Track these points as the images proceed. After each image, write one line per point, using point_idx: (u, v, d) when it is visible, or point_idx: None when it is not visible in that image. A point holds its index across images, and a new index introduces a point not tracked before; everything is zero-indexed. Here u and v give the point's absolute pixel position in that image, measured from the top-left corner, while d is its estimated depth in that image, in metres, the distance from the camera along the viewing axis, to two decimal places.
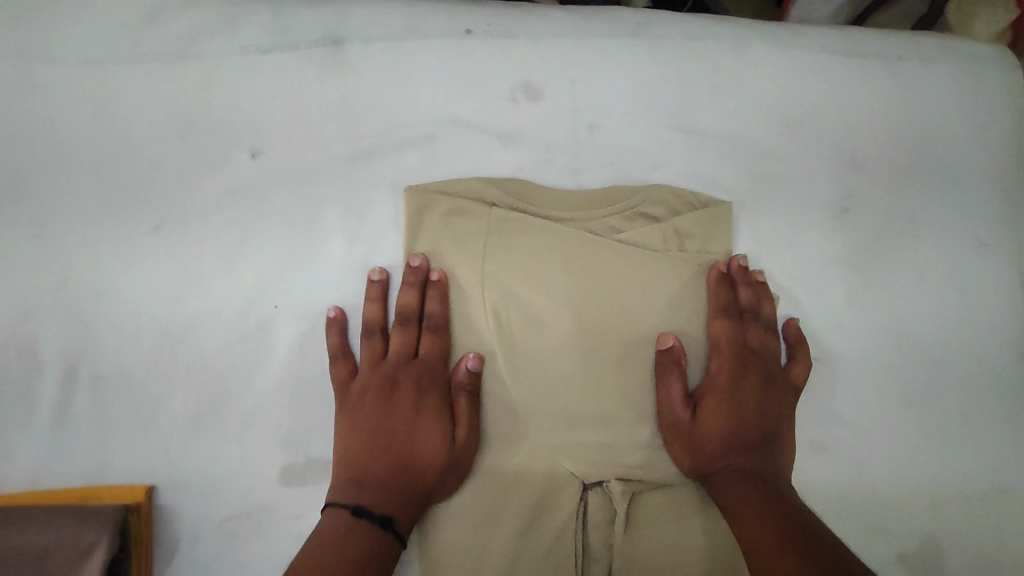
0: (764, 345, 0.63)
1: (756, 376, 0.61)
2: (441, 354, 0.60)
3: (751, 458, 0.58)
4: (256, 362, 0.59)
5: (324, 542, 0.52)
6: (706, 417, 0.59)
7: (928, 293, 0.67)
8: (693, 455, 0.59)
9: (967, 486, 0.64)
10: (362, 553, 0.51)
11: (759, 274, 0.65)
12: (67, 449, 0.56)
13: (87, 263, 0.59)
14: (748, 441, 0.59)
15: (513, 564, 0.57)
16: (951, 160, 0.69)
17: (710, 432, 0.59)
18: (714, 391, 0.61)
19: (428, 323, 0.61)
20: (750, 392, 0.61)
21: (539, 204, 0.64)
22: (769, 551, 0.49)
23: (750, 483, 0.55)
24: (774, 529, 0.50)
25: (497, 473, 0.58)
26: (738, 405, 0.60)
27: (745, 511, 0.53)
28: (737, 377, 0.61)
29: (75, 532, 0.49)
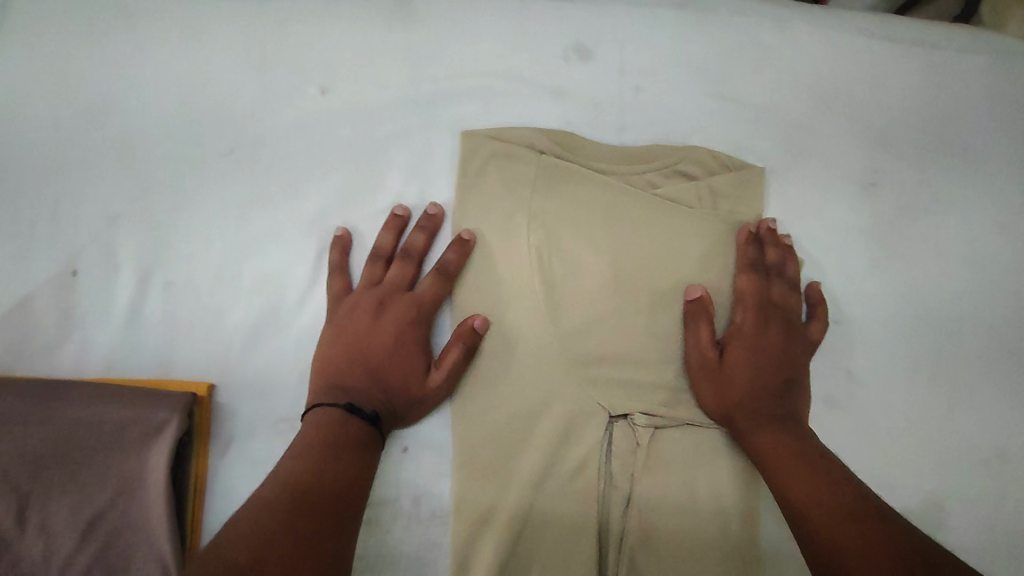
0: (786, 300, 0.67)
1: (779, 327, 0.65)
2: (435, 294, 0.63)
3: (774, 402, 0.61)
4: (315, 277, 0.63)
5: (313, 431, 0.54)
6: (732, 360, 0.63)
7: (945, 268, 0.70)
8: (718, 395, 0.62)
9: (970, 450, 0.67)
10: (348, 446, 0.54)
11: (786, 238, 0.68)
12: (138, 345, 0.61)
13: (166, 178, 0.64)
14: (770, 384, 0.62)
15: (540, 484, 0.61)
16: (975, 146, 0.72)
17: (737, 376, 0.62)
18: (740, 338, 0.64)
19: (436, 267, 0.63)
20: (774, 342, 0.64)
21: (585, 155, 0.68)
22: (807, 488, 0.53)
23: (777, 425, 0.60)
24: (808, 468, 0.55)
25: (529, 397, 0.62)
26: (761, 352, 0.64)
27: (777, 452, 0.58)
28: (762, 326, 0.65)
29: (151, 411, 0.54)
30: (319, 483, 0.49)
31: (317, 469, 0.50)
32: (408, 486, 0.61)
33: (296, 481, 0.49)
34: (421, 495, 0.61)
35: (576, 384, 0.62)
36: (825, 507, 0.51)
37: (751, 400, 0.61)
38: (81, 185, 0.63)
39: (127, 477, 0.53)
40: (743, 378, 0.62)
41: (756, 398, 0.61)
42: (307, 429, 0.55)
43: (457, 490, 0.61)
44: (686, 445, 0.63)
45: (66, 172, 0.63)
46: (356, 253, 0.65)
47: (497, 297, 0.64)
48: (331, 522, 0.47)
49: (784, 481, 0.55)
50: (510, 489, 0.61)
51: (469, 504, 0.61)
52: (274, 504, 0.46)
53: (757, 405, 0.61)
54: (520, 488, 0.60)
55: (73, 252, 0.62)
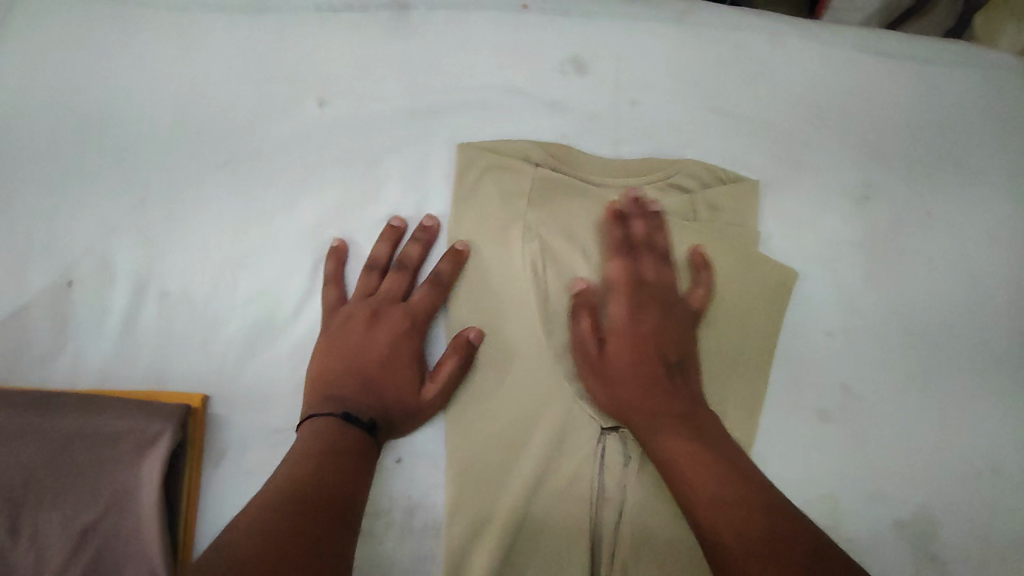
0: (657, 281, 0.64)
1: (634, 309, 0.63)
2: (429, 304, 0.63)
3: (666, 390, 0.59)
4: (311, 288, 0.64)
5: (311, 438, 0.55)
6: (616, 350, 0.61)
7: (938, 282, 0.70)
8: (609, 387, 0.60)
9: (963, 463, 0.67)
10: (345, 453, 0.54)
11: (722, 211, 0.68)
12: (133, 355, 0.61)
13: (163, 189, 0.64)
14: (658, 372, 0.60)
15: (532, 497, 0.61)
16: (968, 160, 0.73)
17: (621, 367, 0.60)
18: (619, 324, 0.62)
19: (431, 277, 0.64)
20: (631, 325, 0.62)
21: (581, 168, 0.68)
22: (703, 489, 0.52)
23: (672, 416, 0.58)
24: (706, 466, 0.54)
25: (522, 409, 0.62)
26: (652, 339, 0.61)
27: (672, 446, 0.56)
28: (631, 311, 0.62)
29: (144, 423, 0.54)
30: (322, 486, 0.50)
31: (319, 474, 0.51)
32: (401, 498, 0.61)
33: (298, 484, 0.49)
34: (415, 507, 0.61)
35: (569, 396, 0.62)
36: (721, 511, 0.50)
37: (641, 390, 0.59)
38: (78, 195, 0.63)
39: (120, 489, 0.53)
40: (613, 370, 0.61)
41: (652, 388, 0.59)
42: (304, 436, 0.55)
43: (449, 502, 0.61)
44: None
45: (63, 182, 0.63)
46: (352, 263, 0.65)
47: (493, 309, 0.64)
48: (337, 522, 0.48)
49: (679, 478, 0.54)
50: (502, 501, 0.61)
51: (460, 517, 0.60)
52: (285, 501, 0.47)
53: (652, 395, 0.59)
54: (511, 499, 0.60)
55: (69, 262, 0.62)
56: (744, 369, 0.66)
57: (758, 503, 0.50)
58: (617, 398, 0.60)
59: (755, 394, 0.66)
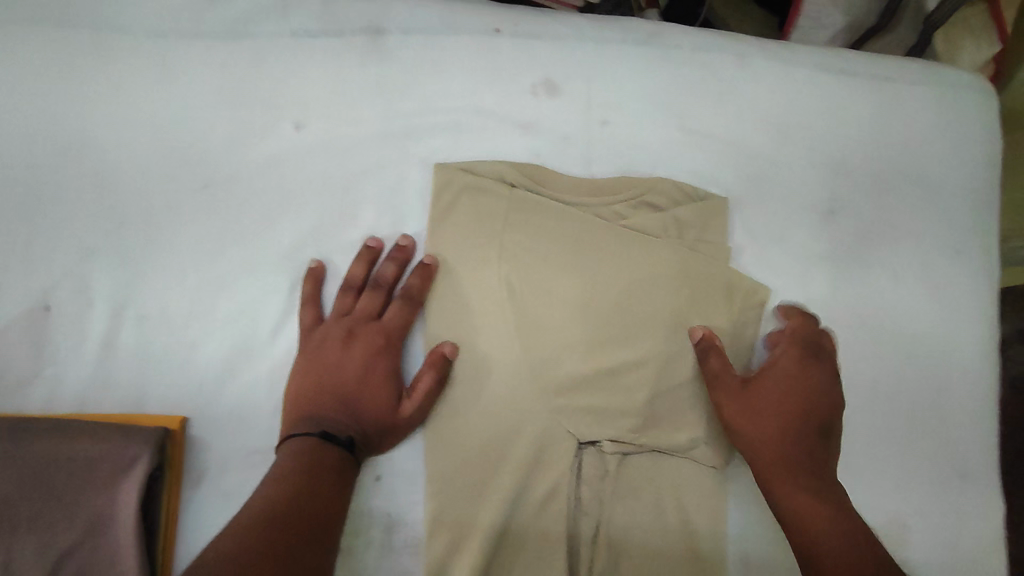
0: (822, 348, 0.67)
1: (792, 370, 0.65)
2: (403, 321, 0.64)
3: (796, 441, 0.62)
4: (289, 310, 0.65)
5: (290, 457, 0.55)
6: (753, 399, 0.64)
7: (903, 293, 0.73)
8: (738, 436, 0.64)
9: (931, 469, 0.69)
10: (322, 472, 0.54)
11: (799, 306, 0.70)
12: (110, 379, 0.61)
13: (141, 213, 0.65)
14: (798, 426, 0.63)
15: (511, 512, 0.62)
16: (929, 174, 0.75)
17: (755, 413, 0.64)
18: (764, 378, 0.65)
19: (405, 294, 0.65)
20: (781, 384, 0.65)
21: (555, 188, 0.70)
22: (816, 540, 0.56)
23: (801, 470, 0.60)
24: (822, 521, 0.57)
25: (501, 426, 0.63)
26: (796, 398, 0.64)
27: (795, 495, 0.59)
28: (789, 372, 0.65)
29: (122, 446, 0.54)
30: (298, 509, 0.50)
31: (296, 496, 0.51)
32: (380, 516, 0.62)
33: (273, 507, 0.50)
34: (394, 524, 0.62)
35: (545, 411, 0.63)
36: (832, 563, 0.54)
37: (772, 440, 0.62)
38: (56, 219, 0.64)
39: (97, 513, 0.53)
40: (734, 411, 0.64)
41: (784, 440, 0.62)
42: (285, 455, 0.56)
43: (429, 519, 0.61)
44: (655, 472, 0.65)
45: (40, 207, 0.64)
46: (329, 284, 0.66)
47: (469, 326, 0.65)
48: (310, 544, 0.48)
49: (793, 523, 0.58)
50: (481, 516, 0.61)
51: (441, 534, 0.61)
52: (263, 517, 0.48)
53: (786, 447, 0.62)
54: (492, 515, 0.61)
55: (46, 287, 0.62)
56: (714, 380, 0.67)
57: (874, 563, 0.53)
58: (748, 443, 0.63)
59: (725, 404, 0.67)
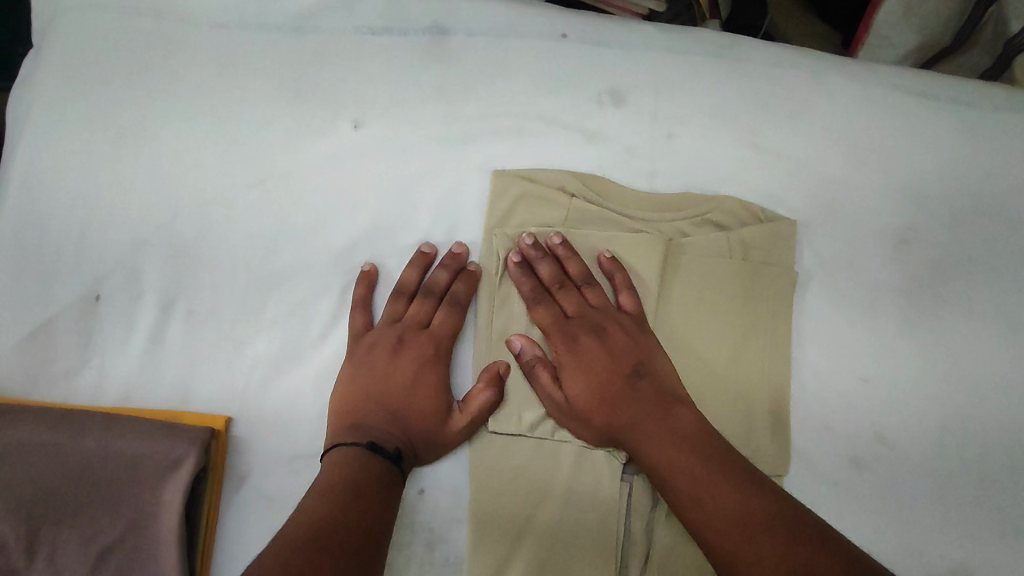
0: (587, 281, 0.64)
1: (602, 325, 0.62)
2: (452, 329, 0.63)
3: (629, 400, 0.58)
4: (339, 313, 0.63)
5: (336, 466, 0.54)
6: (575, 373, 0.61)
7: (978, 329, 0.69)
8: (585, 415, 0.59)
9: (1003, 520, 0.65)
10: (367, 485, 0.52)
11: (546, 262, 0.64)
12: (157, 374, 0.60)
13: (195, 206, 0.63)
14: (622, 387, 0.59)
15: (556, 537, 0.59)
16: (1010, 206, 0.71)
17: (572, 375, 0.61)
18: (573, 327, 0.63)
19: (455, 302, 0.63)
20: (629, 342, 0.61)
21: (616, 200, 0.67)
22: (685, 479, 0.52)
23: (651, 417, 0.57)
24: (688, 460, 0.53)
25: (549, 446, 0.61)
26: (613, 341, 0.61)
27: (659, 447, 0.55)
28: (590, 322, 0.62)
29: (168, 447, 0.52)
30: (345, 529, 0.48)
31: (342, 516, 0.49)
32: (422, 530, 0.59)
33: (318, 525, 0.47)
34: (434, 541, 0.59)
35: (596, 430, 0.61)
36: (715, 512, 0.49)
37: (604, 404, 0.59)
38: (110, 207, 0.63)
39: (139, 513, 0.51)
40: (581, 374, 0.61)
41: (626, 394, 0.59)
42: (330, 466, 0.54)
43: (471, 540, 0.59)
44: None
45: (95, 195, 0.63)
46: (380, 289, 0.64)
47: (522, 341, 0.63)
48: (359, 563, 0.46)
49: (666, 482, 0.54)
50: (525, 540, 0.59)
51: (481, 559, 0.59)
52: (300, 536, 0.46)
53: (625, 411, 0.58)
54: (535, 541, 0.59)
55: (97, 277, 0.61)
56: (775, 410, 0.64)
57: (746, 511, 0.48)
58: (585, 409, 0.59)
59: (783, 438, 0.64)
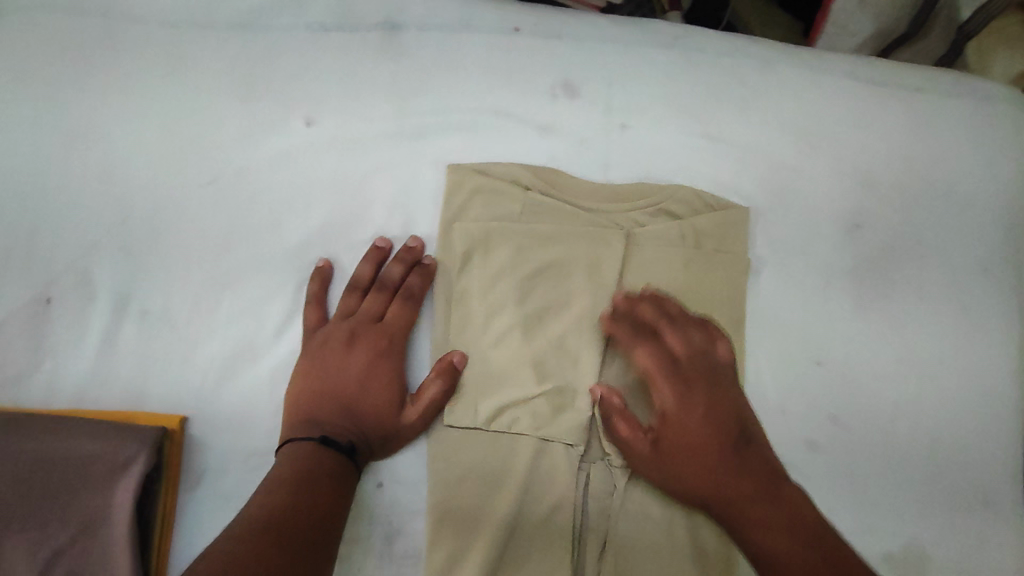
0: (703, 323, 0.63)
1: (731, 383, 0.62)
2: (406, 322, 0.63)
3: (734, 471, 0.58)
4: (293, 311, 0.63)
5: (289, 461, 0.54)
6: (670, 432, 0.60)
7: (928, 311, 0.70)
8: (677, 476, 0.59)
9: (954, 496, 0.66)
10: (317, 478, 0.53)
11: (671, 301, 0.64)
12: (110, 375, 0.60)
13: (147, 206, 0.63)
14: (729, 451, 0.59)
15: (512, 526, 0.60)
16: (959, 189, 0.73)
17: (687, 426, 0.60)
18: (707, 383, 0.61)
19: (408, 296, 0.63)
20: (710, 395, 0.60)
21: (571, 193, 0.68)
22: (786, 559, 0.54)
23: (754, 488, 0.57)
24: (779, 539, 0.55)
25: (506, 437, 0.61)
26: (740, 397, 0.61)
27: (771, 525, 0.56)
28: (720, 370, 0.62)
29: (117, 448, 0.52)
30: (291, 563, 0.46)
31: (288, 548, 0.47)
32: (381, 523, 0.60)
33: (266, 519, 0.48)
34: (393, 534, 0.60)
35: (552, 420, 0.62)
36: None
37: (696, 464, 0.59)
38: (60, 209, 0.62)
39: (90, 515, 0.52)
40: (688, 432, 0.59)
41: (743, 460, 0.58)
42: (275, 483, 0.52)
43: (428, 533, 0.59)
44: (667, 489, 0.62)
45: (44, 197, 0.62)
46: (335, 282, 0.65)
47: (476, 334, 0.63)
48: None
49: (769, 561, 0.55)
50: (482, 532, 0.59)
51: (440, 548, 0.59)
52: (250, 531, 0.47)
53: (735, 483, 0.58)
54: (491, 532, 0.59)
55: (47, 279, 0.61)
56: None
57: None
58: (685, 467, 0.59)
59: None
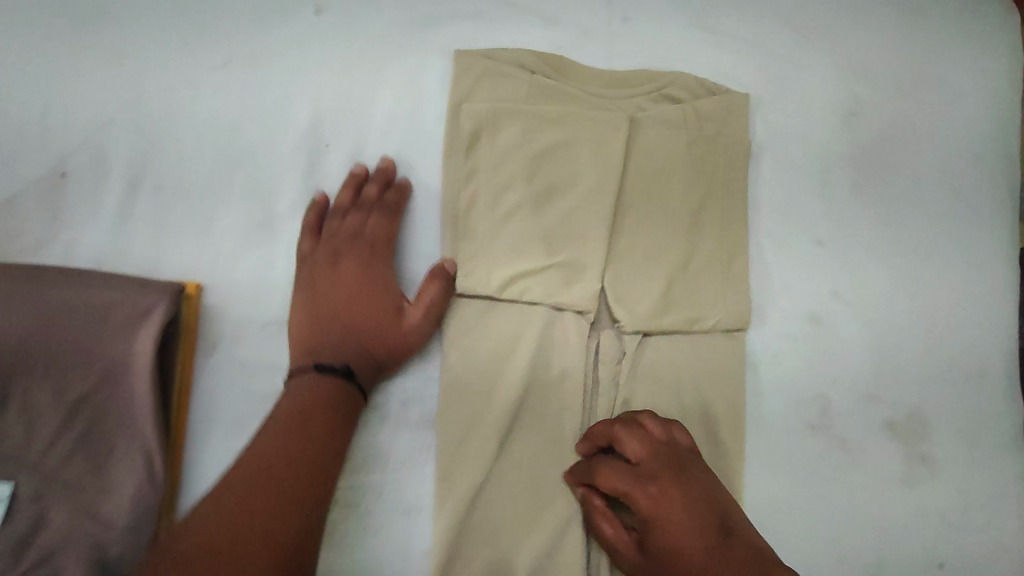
0: (661, 420, 0.58)
1: (704, 476, 0.56)
2: (385, 233, 0.63)
3: (722, 561, 0.49)
4: (304, 189, 0.64)
5: (294, 394, 0.55)
6: (651, 532, 0.53)
7: (924, 195, 0.72)
8: (666, 569, 0.52)
9: (952, 368, 0.68)
10: (327, 405, 0.54)
11: (642, 415, 0.59)
12: (127, 246, 0.61)
13: (159, 87, 0.64)
14: (712, 540, 0.51)
15: (524, 390, 0.61)
16: (953, 81, 0.74)
17: (664, 520, 0.53)
18: (672, 470, 0.55)
19: (390, 216, 0.63)
20: (683, 491, 0.54)
21: (576, 78, 0.69)
22: None
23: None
24: None
25: (518, 306, 0.63)
26: (723, 506, 0.54)
27: None
28: (692, 480, 0.55)
29: (138, 297, 0.53)
30: (264, 533, 0.45)
31: (267, 512, 0.46)
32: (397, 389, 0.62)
33: (275, 453, 0.50)
34: (409, 400, 0.62)
35: (562, 290, 0.63)
36: None
37: (680, 552, 0.51)
38: (72, 88, 0.63)
39: (112, 361, 0.53)
40: (664, 520, 0.53)
41: (733, 556, 0.49)
42: (271, 425, 0.52)
43: (443, 395, 0.61)
44: (674, 355, 0.64)
45: (56, 77, 0.63)
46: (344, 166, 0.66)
47: (485, 211, 0.64)
48: (296, 539, 0.46)
49: None
50: (496, 394, 0.61)
51: (455, 410, 0.61)
52: (250, 470, 0.49)
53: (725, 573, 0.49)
54: (505, 395, 0.60)
55: (62, 154, 0.61)
56: (734, 269, 0.67)
57: None
58: (672, 551, 0.51)
59: (740, 293, 0.66)
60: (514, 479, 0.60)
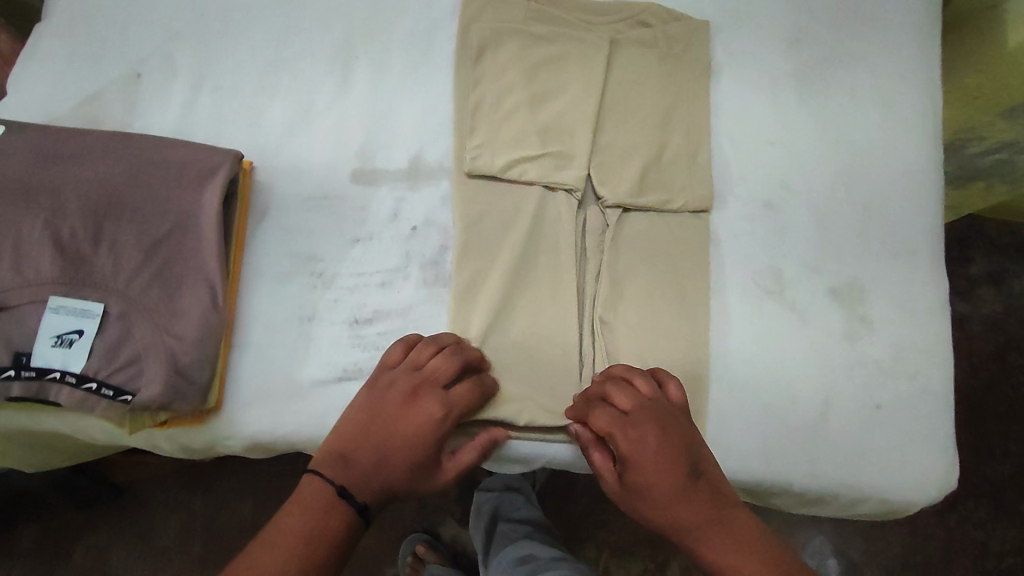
0: (648, 379, 0.66)
1: (684, 427, 0.63)
2: (464, 406, 0.64)
3: (688, 497, 0.60)
4: (336, 91, 0.76)
5: (298, 510, 0.57)
6: (630, 466, 0.61)
7: (860, 105, 0.84)
8: (638, 497, 0.61)
9: (885, 246, 0.80)
10: (328, 534, 0.56)
11: (626, 369, 0.67)
12: (190, 131, 0.73)
13: (216, 7, 0.77)
14: (683, 483, 0.60)
15: (524, 253, 0.73)
16: (884, 11, 0.87)
17: (642, 463, 0.61)
18: (657, 418, 0.62)
19: (474, 389, 0.65)
20: (664, 438, 0.61)
21: (565, 6, 0.82)
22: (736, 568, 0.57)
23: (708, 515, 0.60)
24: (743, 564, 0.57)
25: (518, 186, 0.76)
26: (695, 447, 0.63)
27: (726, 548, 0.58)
28: (671, 423, 0.62)
29: (208, 156, 0.66)
30: None
31: None
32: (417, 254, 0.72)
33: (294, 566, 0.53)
34: (427, 263, 0.73)
35: (555, 172, 0.75)
36: None
37: (651, 488, 0.60)
38: (148, 9, 0.76)
39: (185, 208, 0.64)
40: (642, 465, 0.61)
41: (700, 500, 0.60)
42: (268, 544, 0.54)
43: (456, 256, 0.72)
44: (648, 230, 0.77)
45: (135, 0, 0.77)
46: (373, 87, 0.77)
47: (488, 108, 0.76)
48: None
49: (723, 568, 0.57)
50: (501, 255, 0.73)
51: (466, 269, 0.72)
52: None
53: (688, 507, 0.60)
54: (508, 255, 0.72)
55: (139, 60, 0.75)
56: (698, 160, 0.79)
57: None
58: (645, 486, 0.61)
59: (704, 179, 0.78)
60: (515, 326, 0.72)
